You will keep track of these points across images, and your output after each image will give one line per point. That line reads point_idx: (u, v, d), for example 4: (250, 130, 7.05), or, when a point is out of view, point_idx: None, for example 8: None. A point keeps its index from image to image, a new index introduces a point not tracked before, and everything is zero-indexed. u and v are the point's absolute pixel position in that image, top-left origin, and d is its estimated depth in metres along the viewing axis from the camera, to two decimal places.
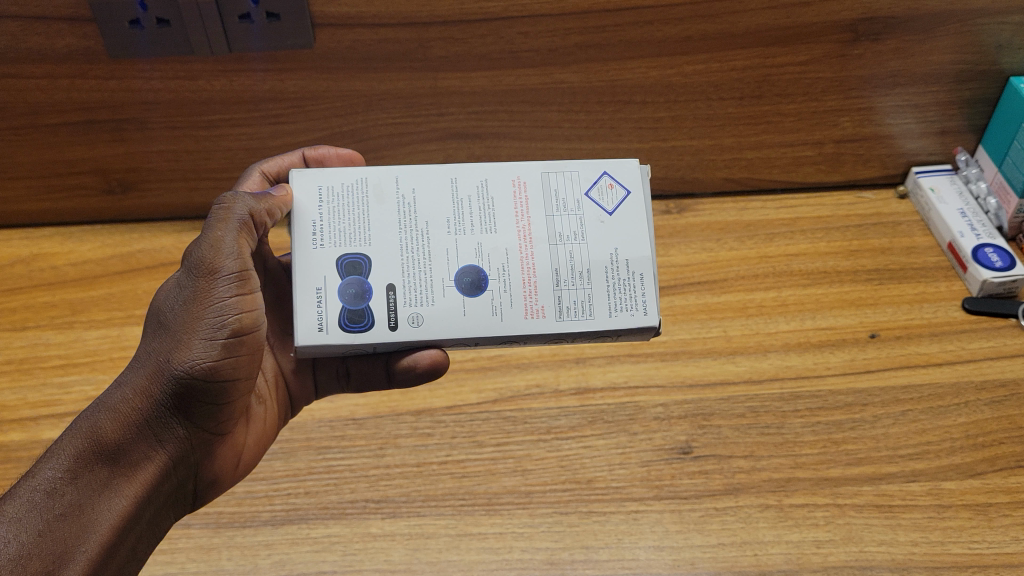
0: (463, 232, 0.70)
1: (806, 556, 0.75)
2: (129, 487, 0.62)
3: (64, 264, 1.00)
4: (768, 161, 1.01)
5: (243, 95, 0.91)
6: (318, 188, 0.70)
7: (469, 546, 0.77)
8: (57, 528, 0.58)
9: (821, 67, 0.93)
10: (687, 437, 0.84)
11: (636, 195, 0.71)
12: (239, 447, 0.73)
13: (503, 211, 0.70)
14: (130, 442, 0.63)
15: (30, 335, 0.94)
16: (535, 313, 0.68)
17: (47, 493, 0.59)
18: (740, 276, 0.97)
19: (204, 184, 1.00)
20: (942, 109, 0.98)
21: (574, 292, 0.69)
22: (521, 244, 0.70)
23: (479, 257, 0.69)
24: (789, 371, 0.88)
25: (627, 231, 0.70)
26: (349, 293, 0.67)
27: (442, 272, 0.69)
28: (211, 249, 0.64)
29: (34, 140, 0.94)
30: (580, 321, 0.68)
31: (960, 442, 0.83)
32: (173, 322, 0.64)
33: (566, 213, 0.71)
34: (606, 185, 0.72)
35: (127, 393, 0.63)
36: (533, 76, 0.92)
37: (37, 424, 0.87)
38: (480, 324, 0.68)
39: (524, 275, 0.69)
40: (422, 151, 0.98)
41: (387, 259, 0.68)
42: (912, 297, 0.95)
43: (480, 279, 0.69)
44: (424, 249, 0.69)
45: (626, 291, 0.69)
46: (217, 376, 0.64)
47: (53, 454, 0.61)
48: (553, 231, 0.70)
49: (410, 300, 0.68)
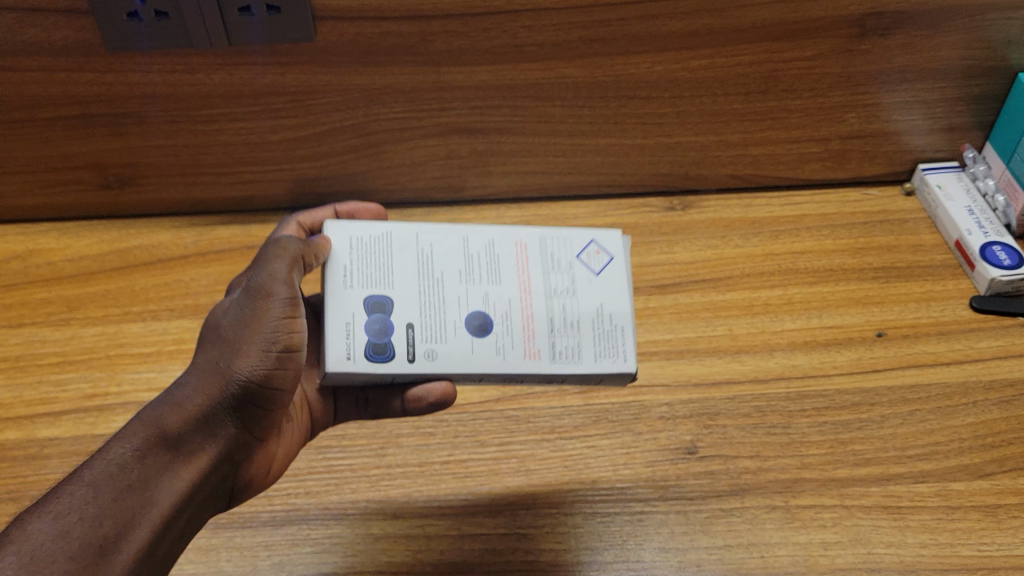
0: (470, 281, 0.73)
1: (814, 558, 0.74)
2: (187, 477, 0.61)
3: (60, 260, 0.98)
4: (774, 157, 1.00)
5: (243, 89, 0.90)
6: (349, 237, 0.72)
7: (472, 546, 0.76)
8: (122, 505, 0.57)
9: (829, 63, 0.92)
10: (692, 437, 0.83)
11: (619, 260, 0.76)
12: (270, 461, 0.72)
13: (506, 266, 0.74)
14: (189, 436, 0.62)
15: (25, 332, 0.91)
16: (532, 353, 0.70)
17: (114, 471, 0.58)
18: (745, 274, 0.96)
19: (202, 178, 0.98)
20: (950, 105, 0.97)
21: (567, 338, 0.71)
22: (522, 294, 0.72)
23: (486, 303, 0.72)
24: (795, 370, 0.87)
25: (612, 289, 0.74)
26: (375, 327, 0.68)
27: (455, 314, 0.71)
28: (268, 275, 0.66)
29: (31, 133, 0.93)
30: (571, 365, 0.70)
31: (969, 442, 0.82)
32: (230, 334, 0.64)
33: (560, 271, 0.74)
34: (593, 251, 0.76)
35: (188, 391, 0.63)
36: (538, 70, 0.91)
37: (33, 422, 0.84)
38: (487, 361, 0.69)
39: (524, 321, 0.71)
40: (423, 147, 0.97)
41: (404, 298, 0.70)
42: (918, 296, 0.94)
43: (487, 321, 0.71)
44: (435, 293, 0.71)
45: (610, 341, 0.72)
46: (271, 386, 0.64)
47: (121, 438, 0.60)
48: (548, 286, 0.73)
49: (426, 337, 0.69)
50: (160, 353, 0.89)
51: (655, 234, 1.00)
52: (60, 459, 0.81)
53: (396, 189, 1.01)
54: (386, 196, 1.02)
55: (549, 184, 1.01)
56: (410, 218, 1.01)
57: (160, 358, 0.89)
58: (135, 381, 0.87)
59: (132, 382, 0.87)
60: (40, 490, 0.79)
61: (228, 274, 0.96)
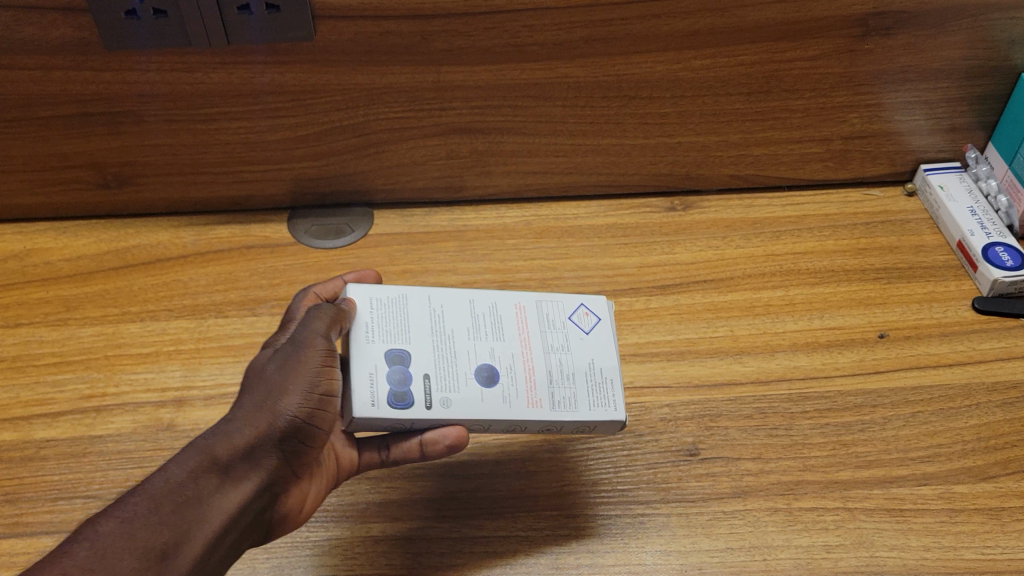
0: (477, 338, 0.75)
1: (817, 561, 0.73)
2: (233, 503, 0.62)
3: (58, 259, 0.97)
4: (776, 157, 1.00)
5: (244, 88, 0.90)
6: (368, 296, 0.75)
7: (472, 549, 0.75)
8: (172, 523, 0.58)
9: (831, 63, 0.92)
10: (694, 438, 0.82)
11: (605, 322, 0.79)
12: (306, 498, 0.70)
13: (507, 324, 0.76)
14: (237, 467, 0.63)
15: (22, 332, 0.90)
16: (535, 403, 0.72)
17: (167, 490, 0.59)
18: (746, 275, 0.95)
19: (201, 178, 0.98)
20: (951, 106, 0.97)
21: (564, 388, 0.73)
22: (523, 350, 0.75)
23: (493, 356, 0.74)
24: (797, 372, 0.87)
25: (603, 347, 0.77)
26: (396, 377, 0.70)
27: (465, 366, 0.73)
28: (309, 330, 0.69)
29: (29, 132, 0.92)
30: (568, 414, 0.72)
31: (972, 444, 0.81)
32: (275, 378, 0.66)
33: (555, 330, 0.77)
34: (583, 313, 0.79)
35: (236, 425, 0.64)
36: (538, 69, 0.90)
37: (30, 423, 0.83)
38: (496, 410, 0.71)
39: (525, 374, 0.73)
40: (423, 147, 0.96)
41: (419, 351, 0.72)
42: (920, 297, 0.93)
43: (495, 373, 0.73)
44: (446, 347, 0.73)
45: (602, 392, 0.74)
46: (313, 426, 0.66)
47: (175, 462, 0.61)
48: (546, 343, 0.76)
49: (442, 386, 0.71)
50: (159, 354, 0.88)
51: (656, 235, 0.99)
52: (57, 460, 0.80)
53: (396, 189, 1.00)
54: (387, 196, 1.01)
55: (550, 184, 1.01)
56: (411, 219, 1.00)
57: (159, 359, 0.88)
58: (134, 382, 0.86)
59: (131, 383, 0.86)
60: (37, 491, 0.78)
61: (228, 274, 0.95)
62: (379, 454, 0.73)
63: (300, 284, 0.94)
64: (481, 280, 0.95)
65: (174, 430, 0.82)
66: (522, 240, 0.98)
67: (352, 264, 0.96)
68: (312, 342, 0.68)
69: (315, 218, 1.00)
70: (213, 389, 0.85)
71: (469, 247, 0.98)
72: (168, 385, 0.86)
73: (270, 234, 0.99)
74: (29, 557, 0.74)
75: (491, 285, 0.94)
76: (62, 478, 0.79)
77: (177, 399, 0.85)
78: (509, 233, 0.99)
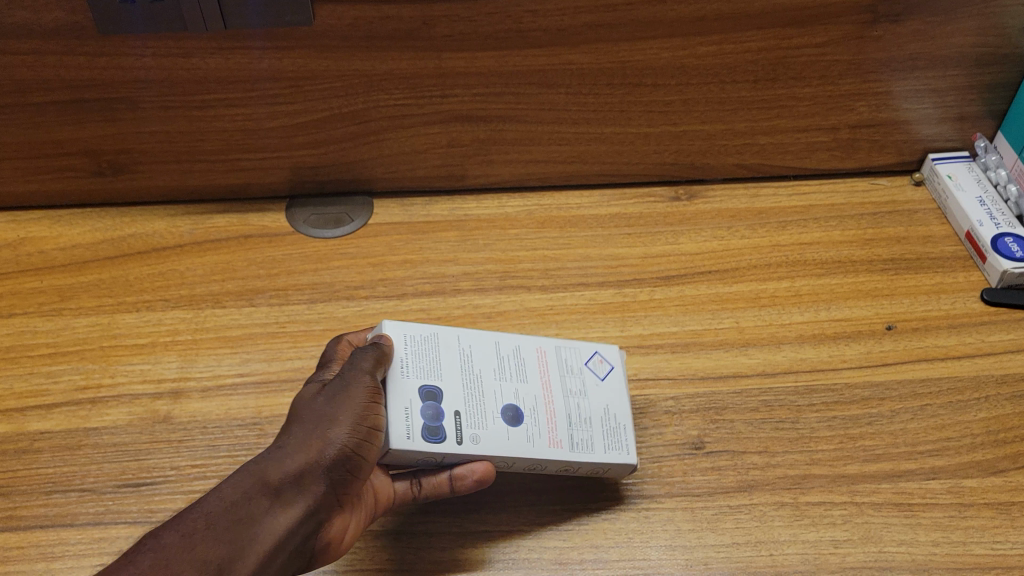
0: (502, 379, 0.76)
1: (824, 556, 0.72)
2: (283, 526, 0.62)
3: (52, 249, 0.95)
4: (782, 146, 0.98)
5: (241, 74, 0.88)
6: (403, 332, 0.76)
7: (474, 545, 0.73)
8: (223, 541, 0.59)
9: (840, 50, 0.91)
10: (699, 431, 0.81)
11: (617, 369, 0.80)
12: (349, 527, 0.69)
13: (530, 366, 0.78)
14: (288, 492, 0.63)
15: (16, 322, 0.89)
16: (555, 442, 0.74)
17: (218, 510, 0.60)
18: (752, 266, 0.94)
19: (198, 166, 0.96)
20: (961, 94, 0.96)
21: (582, 431, 0.75)
22: (545, 392, 0.77)
23: (518, 396, 0.76)
24: (804, 364, 0.86)
25: (617, 394, 0.78)
26: (429, 412, 0.71)
27: (492, 405, 0.74)
28: (356, 367, 0.70)
29: (22, 118, 0.90)
30: (585, 455, 0.74)
31: (981, 438, 0.80)
32: (324, 408, 0.67)
33: (574, 374, 0.79)
34: (597, 358, 0.81)
35: (286, 451, 0.65)
36: (541, 56, 0.89)
37: (23, 415, 0.82)
38: (520, 448, 0.73)
39: (547, 415, 0.75)
40: (424, 136, 0.95)
41: (450, 389, 0.74)
42: (928, 288, 0.92)
43: (519, 413, 0.75)
44: (474, 386, 0.75)
45: (616, 436, 0.76)
46: (361, 456, 0.66)
47: (228, 484, 0.63)
48: (565, 386, 0.78)
49: (471, 423, 0.73)
50: (156, 344, 0.87)
51: (660, 224, 0.98)
52: (51, 453, 0.79)
53: (396, 178, 0.99)
54: (387, 185, 0.99)
55: (553, 173, 0.99)
56: (411, 208, 0.99)
57: (155, 350, 0.86)
58: (129, 373, 0.85)
59: (126, 374, 0.85)
60: (30, 485, 0.77)
61: (225, 264, 0.94)
62: (412, 487, 0.72)
63: (299, 274, 0.93)
64: (483, 270, 0.93)
65: (170, 422, 0.81)
66: (524, 230, 0.97)
67: (351, 254, 0.94)
68: (359, 377, 0.70)
69: (315, 207, 0.99)
70: (210, 380, 0.84)
71: (470, 237, 0.96)
72: (164, 376, 0.84)
73: (269, 223, 0.97)
74: (22, 552, 0.73)
75: (493, 275, 0.93)
76: (56, 471, 0.78)
77: (173, 391, 0.83)
78: (511, 223, 0.98)
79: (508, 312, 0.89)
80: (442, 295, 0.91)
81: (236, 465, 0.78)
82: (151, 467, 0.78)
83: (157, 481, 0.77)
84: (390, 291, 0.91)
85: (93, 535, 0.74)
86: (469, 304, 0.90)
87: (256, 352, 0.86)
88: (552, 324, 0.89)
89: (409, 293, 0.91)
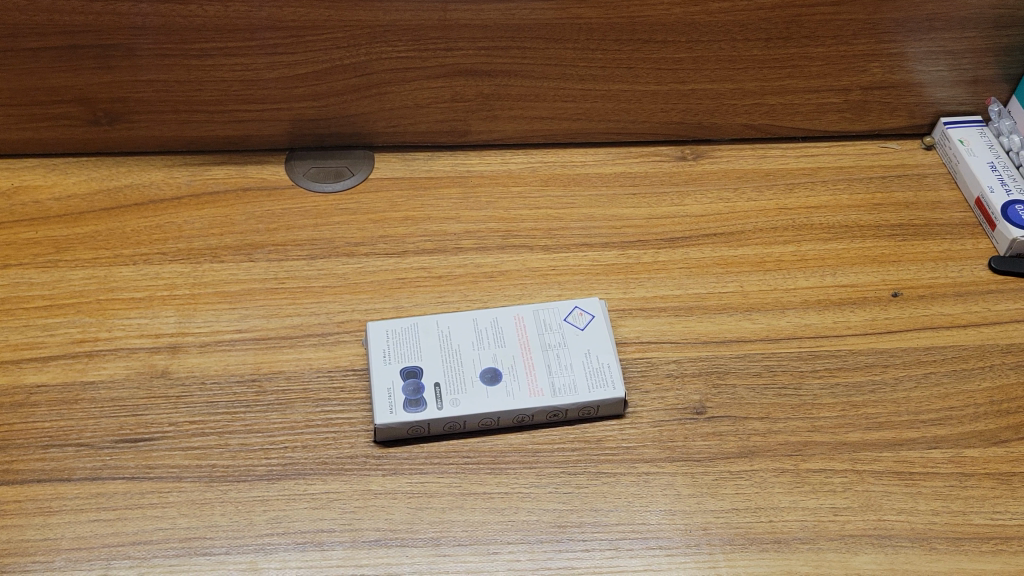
0: (481, 345, 0.80)
1: (823, 523, 0.72)
2: None
3: (47, 198, 0.93)
4: (791, 107, 0.96)
5: (241, 22, 0.86)
6: (386, 325, 0.81)
7: (474, 505, 0.73)
8: None
9: (855, 9, 0.88)
10: (701, 397, 0.80)
11: (599, 318, 0.81)
12: None
13: (508, 330, 0.81)
14: None
15: (11, 274, 0.87)
16: (537, 391, 0.77)
17: None
18: (759, 229, 0.92)
19: (194, 117, 0.93)
20: (976, 57, 0.94)
21: (563, 376, 0.78)
22: (523, 351, 0.80)
23: (496, 359, 0.79)
24: (808, 330, 0.85)
25: (599, 341, 0.80)
26: (411, 388, 0.77)
27: (470, 372, 0.78)
28: None
29: (15, 64, 0.88)
30: (568, 397, 0.76)
31: (984, 407, 0.80)
32: None
33: (552, 330, 0.81)
34: (576, 313, 0.82)
35: None
36: (549, 10, 0.87)
37: (19, 367, 0.81)
38: (503, 403, 0.76)
39: (526, 370, 0.78)
40: (428, 89, 0.92)
41: (432, 364, 0.78)
42: (936, 255, 0.91)
43: (498, 373, 0.78)
44: (454, 358, 0.79)
45: (599, 375, 0.78)
46: None
47: None
48: (542, 341, 0.80)
49: (454, 388, 0.77)
50: (153, 299, 0.86)
51: (666, 184, 0.96)
52: (48, 406, 0.78)
53: (399, 133, 0.97)
54: (388, 140, 0.97)
55: (558, 131, 0.97)
56: (413, 163, 0.97)
57: (153, 304, 0.85)
58: (127, 328, 0.84)
59: (123, 328, 0.84)
60: (27, 438, 0.76)
61: (223, 218, 0.92)
62: None
63: (298, 229, 0.91)
64: (485, 229, 0.92)
65: (168, 376, 0.80)
66: (526, 188, 0.95)
67: (351, 209, 0.93)
68: None
69: (314, 160, 0.96)
70: (208, 336, 0.83)
71: (473, 194, 0.95)
72: (161, 331, 0.83)
73: (268, 176, 0.95)
74: (20, 505, 0.73)
75: (495, 234, 0.91)
76: (52, 425, 0.77)
77: (171, 345, 0.82)
78: (514, 181, 0.96)
79: (510, 273, 0.88)
80: (444, 254, 0.90)
81: (234, 422, 0.77)
82: (148, 422, 0.77)
83: (155, 436, 0.77)
84: (391, 249, 0.90)
85: (91, 490, 0.73)
86: (470, 264, 0.89)
87: (254, 309, 0.85)
88: (554, 284, 0.88)
89: (410, 252, 0.90)
